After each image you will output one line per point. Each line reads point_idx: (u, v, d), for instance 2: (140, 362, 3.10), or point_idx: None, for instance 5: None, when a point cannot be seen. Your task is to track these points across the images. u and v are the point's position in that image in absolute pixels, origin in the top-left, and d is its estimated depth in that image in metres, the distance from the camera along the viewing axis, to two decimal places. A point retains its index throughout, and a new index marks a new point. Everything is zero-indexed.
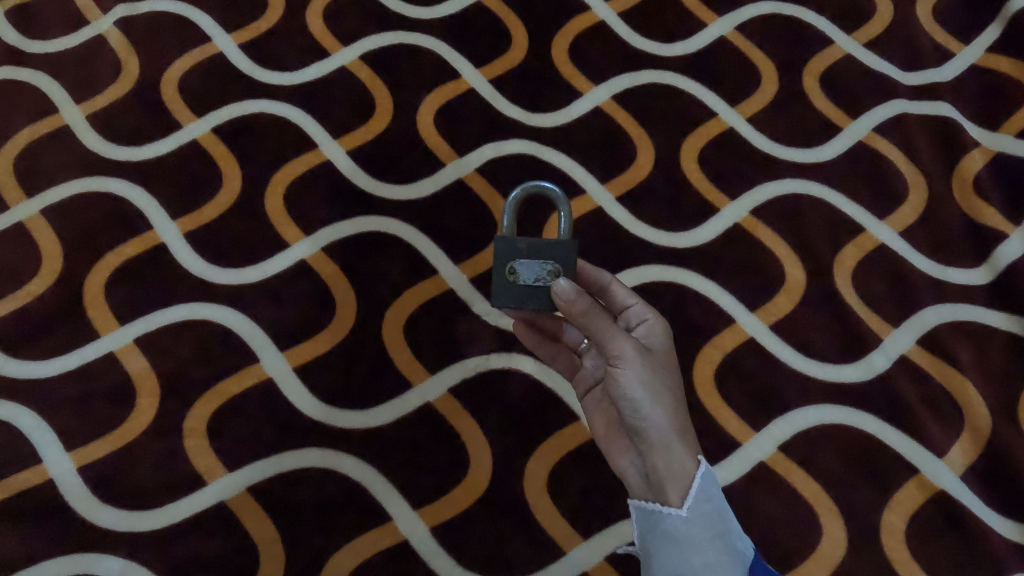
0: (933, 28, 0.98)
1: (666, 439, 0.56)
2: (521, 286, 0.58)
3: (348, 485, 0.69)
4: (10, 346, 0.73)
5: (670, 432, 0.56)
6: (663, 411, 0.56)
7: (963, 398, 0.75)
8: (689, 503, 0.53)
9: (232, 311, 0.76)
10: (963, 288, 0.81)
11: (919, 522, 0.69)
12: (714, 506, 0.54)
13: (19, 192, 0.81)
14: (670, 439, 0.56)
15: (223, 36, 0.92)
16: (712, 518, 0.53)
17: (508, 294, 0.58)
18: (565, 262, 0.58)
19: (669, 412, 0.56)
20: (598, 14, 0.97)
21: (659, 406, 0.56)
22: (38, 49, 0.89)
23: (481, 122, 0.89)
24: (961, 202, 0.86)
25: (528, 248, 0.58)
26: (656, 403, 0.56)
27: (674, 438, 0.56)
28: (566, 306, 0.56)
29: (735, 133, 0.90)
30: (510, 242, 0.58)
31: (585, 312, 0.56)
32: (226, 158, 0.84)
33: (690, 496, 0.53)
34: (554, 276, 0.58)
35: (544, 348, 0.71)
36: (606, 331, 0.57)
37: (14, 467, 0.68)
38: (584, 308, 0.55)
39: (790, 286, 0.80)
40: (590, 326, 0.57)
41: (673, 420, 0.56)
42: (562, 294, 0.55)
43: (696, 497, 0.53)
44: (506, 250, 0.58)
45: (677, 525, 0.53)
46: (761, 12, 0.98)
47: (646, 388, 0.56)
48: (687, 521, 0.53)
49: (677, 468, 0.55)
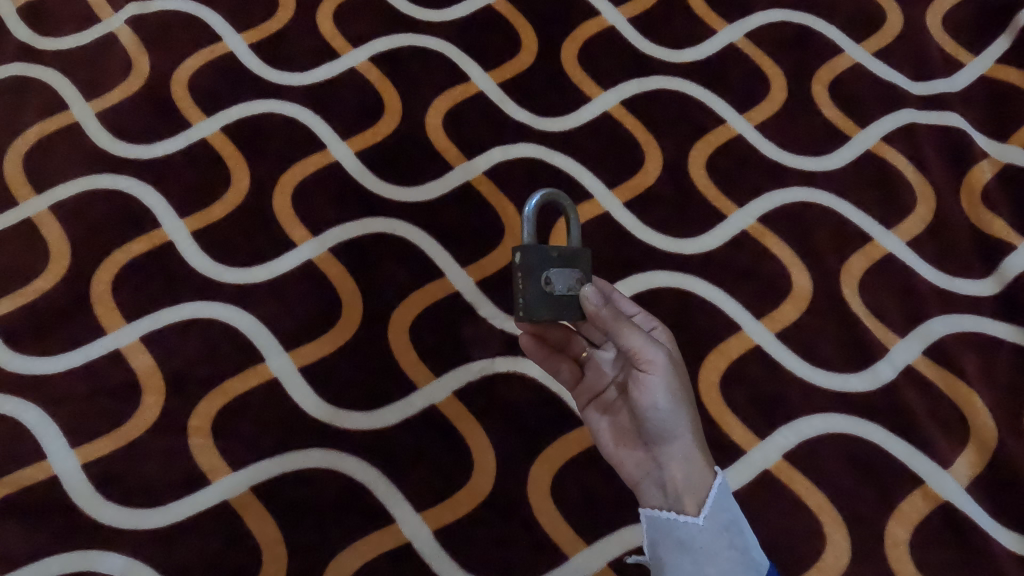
0: (943, 37, 0.98)
1: (687, 447, 0.57)
2: (555, 296, 0.57)
3: (352, 486, 0.69)
4: (16, 342, 0.73)
5: (690, 441, 0.57)
6: (686, 420, 0.57)
7: (969, 409, 0.74)
8: (705, 512, 0.54)
9: (237, 310, 0.76)
10: (970, 299, 0.81)
11: (923, 532, 0.69)
12: (731, 517, 0.54)
13: (28, 188, 0.81)
14: (691, 446, 0.57)
15: (233, 36, 0.92)
16: (729, 529, 0.53)
17: (542, 305, 0.57)
18: (585, 270, 0.59)
19: (690, 420, 0.57)
20: (607, 19, 0.97)
21: (684, 414, 0.57)
22: (49, 46, 0.90)
23: (489, 125, 0.89)
24: (969, 212, 0.86)
25: (556, 256, 0.58)
26: (682, 411, 0.57)
27: (694, 445, 0.57)
28: (599, 313, 0.56)
29: (743, 140, 0.90)
30: (541, 251, 0.57)
31: (614, 318, 0.56)
32: (235, 158, 0.84)
33: (705, 505, 0.54)
34: (581, 284, 0.58)
35: (548, 360, 0.69)
36: (637, 336, 0.56)
37: (19, 462, 0.68)
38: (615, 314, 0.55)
39: (796, 294, 0.80)
40: (623, 334, 0.56)
41: (693, 428, 0.58)
42: (595, 301, 0.55)
43: (712, 506, 0.54)
44: (538, 259, 0.57)
45: (693, 533, 0.53)
46: (771, 20, 0.99)
47: (674, 396, 0.56)
48: (703, 530, 0.53)
49: (697, 477, 0.56)
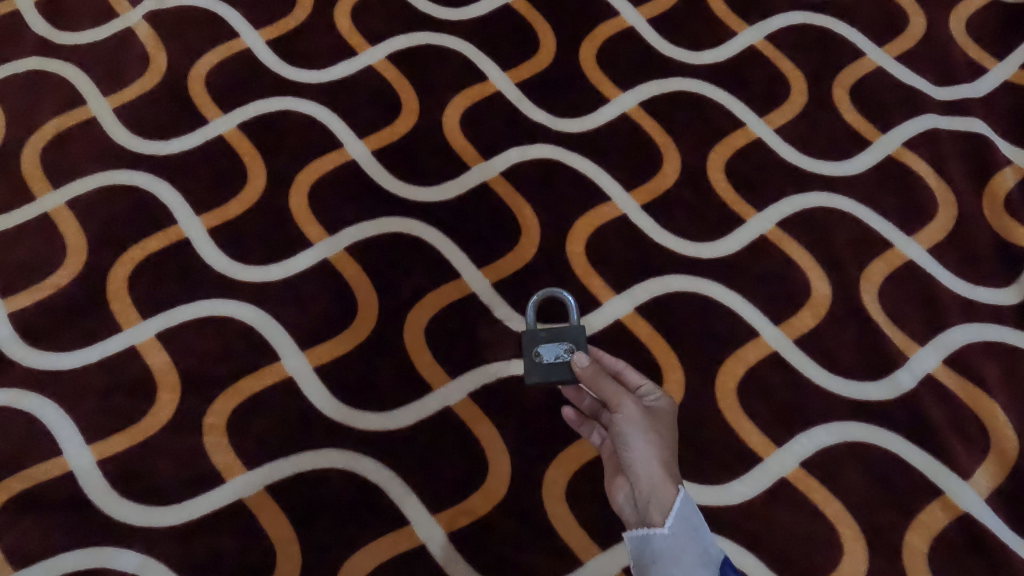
0: (967, 42, 0.97)
1: (651, 471, 0.54)
2: (546, 363, 0.62)
3: (367, 487, 0.69)
4: (33, 336, 0.73)
5: (656, 466, 0.54)
6: (651, 447, 0.55)
7: (990, 419, 0.74)
8: (672, 520, 0.51)
9: (253, 308, 0.76)
10: (991, 307, 0.80)
11: (942, 543, 0.68)
12: (697, 525, 0.51)
13: (45, 183, 0.81)
14: (656, 471, 0.54)
15: (251, 32, 0.92)
16: (698, 540, 0.51)
17: (536, 373, 0.62)
18: (580, 342, 0.63)
19: (658, 449, 0.54)
20: (627, 19, 0.96)
21: (648, 443, 0.55)
22: (67, 40, 0.90)
23: (507, 125, 0.88)
24: (991, 219, 0.85)
25: (548, 335, 0.63)
26: (644, 441, 0.55)
27: (660, 469, 0.54)
28: (583, 373, 0.59)
29: (762, 143, 0.89)
30: (532, 332, 0.63)
31: (595, 373, 0.59)
32: (251, 155, 0.84)
33: (671, 513, 0.51)
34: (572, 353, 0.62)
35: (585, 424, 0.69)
36: (607, 382, 0.58)
37: (35, 457, 0.68)
38: (594, 371, 0.59)
39: (815, 300, 0.79)
40: (592, 381, 0.59)
41: (662, 456, 0.54)
42: (579, 363, 0.59)
43: (679, 515, 0.51)
44: (529, 339, 0.63)
45: (661, 543, 0.51)
46: (791, 22, 0.98)
47: (635, 426, 0.55)
48: (671, 538, 0.51)
49: (658, 493, 0.53)
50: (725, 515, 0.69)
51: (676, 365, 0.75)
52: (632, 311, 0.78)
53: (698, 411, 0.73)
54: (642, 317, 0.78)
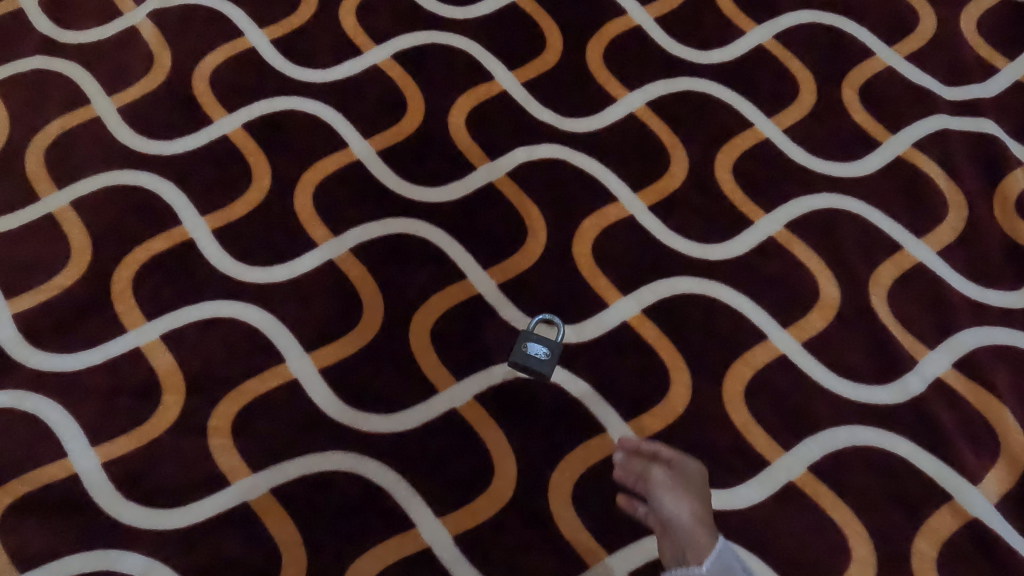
0: (978, 41, 0.96)
1: (692, 531, 0.60)
2: None
3: (372, 490, 0.68)
4: (38, 338, 0.73)
5: (698, 528, 0.60)
6: (687, 509, 0.61)
7: (1000, 423, 0.73)
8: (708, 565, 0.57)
9: (258, 310, 0.76)
10: (1001, 310, 0.79)
11: (952, 549, 0.67)
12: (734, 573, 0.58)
13: (49, 183, 0.81)
14: (697, 531, 0.60)
15: (256, 31, 0.91)
16: None
17: None
18: None
19: (694, 510, 0.61)
20: (634, 17, 0.96)
21: (683, 505, 0.62)
22: (70, 38, 0.89)
23: (513, 125, 0.88)
24: (1002, 221, 0.84)
25: None
26: (680, 503, 0.62)
27: (698, 526, 0.60)
28: None
29: (770, 144, 0.88)
30: None
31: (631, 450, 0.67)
32: (256, 156, 0.84)
33: (710, 559, 0.58)
34: None
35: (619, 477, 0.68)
36: (636, 458, 0.66)
37: (40, 459, 0.68)
38: (630, 450, 0.67)
39: (823, 303, 0.79)
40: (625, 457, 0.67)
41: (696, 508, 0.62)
42: None
43: (714, 562, 0.57)
44: None
45: None
46: (800, 20, 0.97)
47: (667, 490, 0.63)
48: None
49: (700, 549, 0.59)
50: (733, 519, 0.68)
51: (684, 368, 0.75)
52: (638, 313, 0.78)
53: (706, 415, 0.73)
54: (649, 319, 0.78)
